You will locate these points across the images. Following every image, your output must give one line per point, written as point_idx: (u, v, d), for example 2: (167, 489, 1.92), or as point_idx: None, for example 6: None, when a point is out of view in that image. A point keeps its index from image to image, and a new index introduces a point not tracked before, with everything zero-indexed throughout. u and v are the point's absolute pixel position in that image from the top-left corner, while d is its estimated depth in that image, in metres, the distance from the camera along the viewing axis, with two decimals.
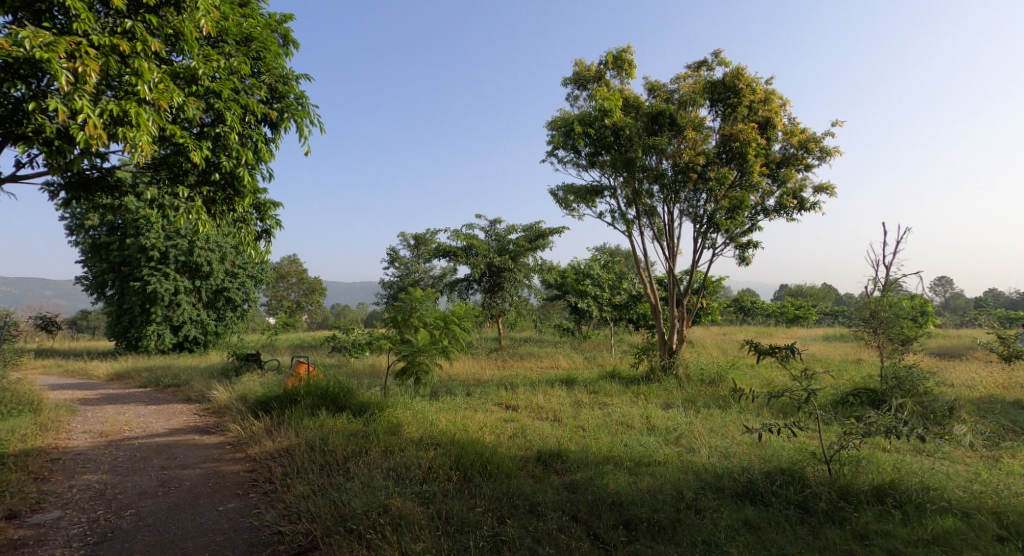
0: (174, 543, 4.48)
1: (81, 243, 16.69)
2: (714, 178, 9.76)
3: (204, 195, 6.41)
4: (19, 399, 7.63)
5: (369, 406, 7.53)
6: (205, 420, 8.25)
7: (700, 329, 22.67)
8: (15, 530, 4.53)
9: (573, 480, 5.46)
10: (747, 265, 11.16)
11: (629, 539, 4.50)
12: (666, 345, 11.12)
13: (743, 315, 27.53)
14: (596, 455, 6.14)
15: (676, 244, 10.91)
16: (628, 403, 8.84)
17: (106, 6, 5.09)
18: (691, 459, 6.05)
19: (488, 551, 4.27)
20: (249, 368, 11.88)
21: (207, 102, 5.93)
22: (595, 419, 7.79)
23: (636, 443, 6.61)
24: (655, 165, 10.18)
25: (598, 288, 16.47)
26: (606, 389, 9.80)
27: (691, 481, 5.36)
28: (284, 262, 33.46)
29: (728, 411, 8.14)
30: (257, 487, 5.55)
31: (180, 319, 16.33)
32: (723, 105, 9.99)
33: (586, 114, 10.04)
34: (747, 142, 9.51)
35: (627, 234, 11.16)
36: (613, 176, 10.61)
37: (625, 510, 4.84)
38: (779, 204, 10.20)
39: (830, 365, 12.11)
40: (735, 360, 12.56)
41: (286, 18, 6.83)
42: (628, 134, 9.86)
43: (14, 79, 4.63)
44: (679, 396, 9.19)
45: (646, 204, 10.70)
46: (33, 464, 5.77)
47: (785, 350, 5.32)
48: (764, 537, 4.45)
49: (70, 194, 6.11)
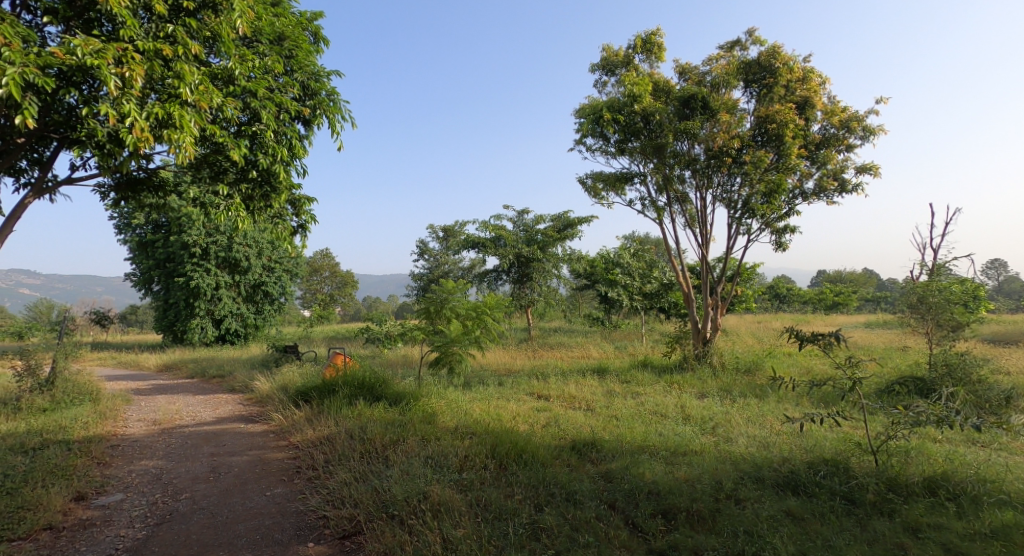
0: (227, 525, 4.69)
1: (129, 242, 17.34)
2: (749, 161, 9.61)
3: (243, 193, 6.62)
4: (80, 389, 8.06)
5: (405, 396, 7.70)
6: (249, 409, 8.57)
7: (735, 317, 22.37)
8: (83, 511, 4.80)
9: (609, 469, 5.51)
10: (784, 251, 10.97)
11: (668, 528, 4.53)
12: (699, 334, 11.04)
13: (779, 303, 27.07)
14: (631, 444, 6.18)
15: (710, 231, 10.80)
16: (662, 392, 8.87)
17: (149, 12, 5.33)
18: (729, 449, 6.04)
19: (528, 537, 4.37)
20: (288, 359, 12.26)
21: (244, 101, 6.13)
22: (628, 409, 7.81)
23: (671, 432, 6.63)
24: (687, 151, 10.07)
25: (628, 277, 16.38)
26: (639, 378, 9.81)
27: (730, 471, 5.35)
28: (317, 256, 34.19)
29: (766, 400, 8.07)
30: (301, 473, 5.77)
31: (222, 313, 16.86)
32: (758, 86, 9.79)
33: (615, 101, 9.97)
34: (785, 123, 9.29)
35: (658, 221, 11.09)
36: (643, 163, 10.52)
37: (664, 500, 4.87)
38: (818, 187, 9.99)
39: (873, 353, 11.84)
40: (772, 348, 12.39)
41: (316, 15, 7.00)
42: (658, 120, 9.81)
43: (67, 86, 4.85)
44: (714, 385, 9.14)
45: (677, 191, 10.59)
46: (96, 449, 6.10)
47: (829, 337, 5.18)
48: (809, 528, 4.44)
49: (119, 194, 6.43)
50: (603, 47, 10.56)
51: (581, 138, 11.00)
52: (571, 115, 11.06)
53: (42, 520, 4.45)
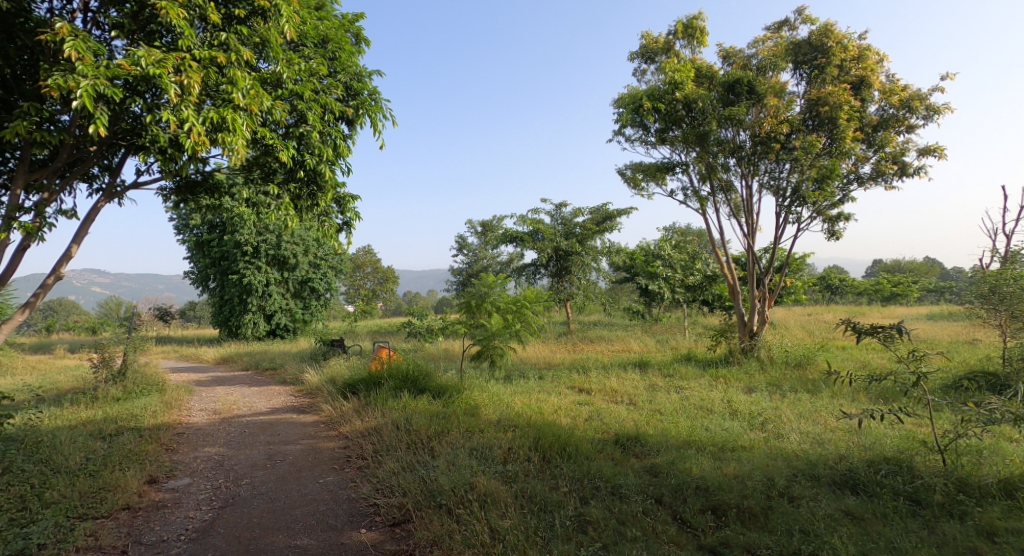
0: (285, 510, 4.94)
1: (186, 242, 18.17)
2: (799, 146, 9.40)
3: (292, 192, 6.89)
4: (147, 380, 8.58)
5: (447, 389, 7.90)
6: (300, 400, 8.93)
7: (783, 310, 21.80)
8: (156, 493, 5.13)
9: (655, 463, 5.54)
10: (837, 239, 10.66)
11: (718, 525, 4.54)
12: (746, 327, 10.89)
13: (831, 294, 26.26)
14: (676, 439, 6.19)
15: (756, 220, 10.59)
16: (707, 386, 8.80)
17: (204, 22, 5.61)
18: (781, 445, 5.98)
19: (575, 530, 4.46)
20: (335, 352, 12.68)
21: (291, 104, 6.39)
22: (672, 403, 7.78)
23: (718, 427, 6.60)
24: (731, 138, 9.92)
25: (670, 270, 16.17)
26: (682, 373, 9.75)
27: (782, 468, 5.31)
28: (359, 252, 34.96)
29: (819, 396, 7.89)
30: (351, 462, 6.01)
31: (272, 308, 17.47)
32: (808, 67, 9.53)
33: (655, 89, 9.89)
34: (838, 105, 9.03)
35: (701, 212, 10.94)
36: (685, 151, 10.39)
37: (712, 496, 4.87)
38: (876, 170, 9.65)
39: (938, 346, 11.36)
40: (824, 341, 12.09)
41: (357, 17, 7.21)
42: (701, 107, 9.67)
43: (133, 95, 5.14)
44: (762, 380, 9.00)
45: (721, 179, 10.42)
46: (164, 436, 6.50)
47: (890, 330, 5.00)
48: (869, 528, 4.38)
49: (179, 196, 6.80)
50: (642, 35, 10.48)
51: (620, 129, 10.98)
52: (609, 104, 11.04)
53: (121, 501, 4.77)
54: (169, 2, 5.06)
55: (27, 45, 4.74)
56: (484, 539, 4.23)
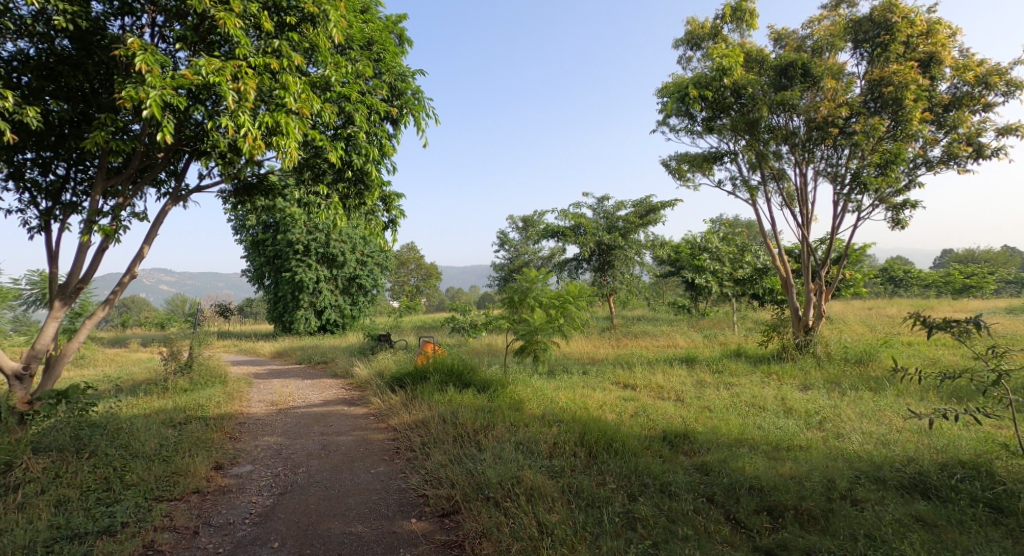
0: (340, 499, 5.16)
1: (243, 241, 19.00)
2: (860, 131, 8.99)
3: (340, 192, 7.16)
4: (211, 372, 9.07)
5: (491, 383, 8.05)
6: (351, 393, 9.24)
7: (841, 304, 21.05)
8: (222, 478, 5.46)
9: (705, 461, 5.53)
10: (903, 228, 10.26)
11: (774, 527, 4.49)
12: (801, 322, 10.57)
13: (894, 287, 25.15)
14: (727, 438, 6.13)
15: (811, 209, 10.30)
16: (758, 383, 8.65)
17: (259, 30, 5.87)
18: (841, 446, 5.85)
19: (624, 526, 4.50)
20: (382, 347, 13.04)
21: (340, 106, 6.62)
22: (722, 400, 7.70)
23: (773, 426, 6.50)
24: (784, 124, 9.67)
25: (717, 263, 15.80)
26: (731, 368, 9.62)
27: (843, 470, 5.20)
28: (403, 249, 35.61)
29: (883, 394, 7.64)
30: (401, 454, 6.21)
31: (322, 304, 18.02)
32: (870, 45, 9.20)
33: (701, 76, 9.74)
34: (905, 84, 8.65)
35: (751, 202, 10.72)
36: (734, 140, 10.21)
37: (768, 497, 4.82)
38: (947, 153, 9.21)
39: (1017, 343, 10.76)
40: (887, 337, 11.65)
41: (401, 18, 7.39)
42: (751, 93, 9.50)
43: (195, 103, 5.44)
44: (819, 377, 8.79)
45: (772, 168, 10.08)
46: (228, 425, 6.88)
47: (966, 324, 4.56)
48: (944, 536, 4.23)
49: (236, 199, 7.17)
50: (688, 21, 10.33)
51: (664, 119, 10.87)
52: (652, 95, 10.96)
53: (192, 485, 5.10)
54: (227, 13, 5.32)
55: (103, 61, 5.09)
56: (532, 533, 4.32)
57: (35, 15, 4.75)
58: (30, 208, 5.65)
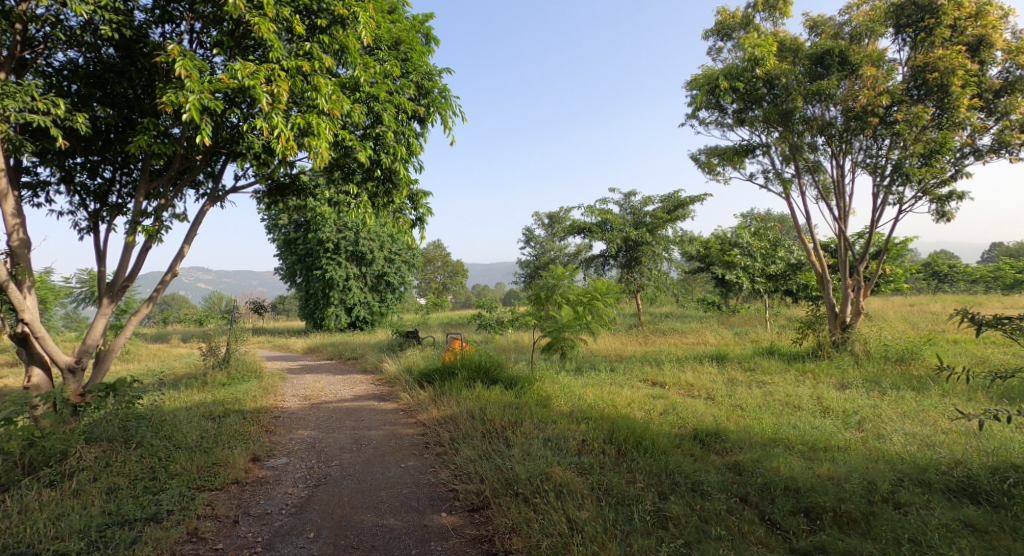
0: (372, 491, 5.28)
1: (276, 240, 19.45)
2: (902, 119, 8.81)
3: (369, 190, 7.31)
4: (247, 366, 9.34)
5: (519, 380, 8.12)
6: (381, 388, 9.40)
7: (880, 301, 20.53)
8: (259, 470, 5.64)
9: (738, 461, 5.49)
10: (949, 221, 9.97)
11: (811, 528, 4.44)
12: (838, 318, 10.41)
13: (939, 283, 24.38)
14: (760, 437, 6.08)
15: (848, 203, 10.09)
16: (793, 381, 8.53)
17: (290, 34, 6.01)
18: (881, 447, 5.75)
19: (654, 525, 4.50)
20: (411, 343, 13.23)
21: (368, 106, 6.74)
22: (754, 398, 7.62)
23: (809, 425, 6.41)
24: (819, 115, 9.45)
25: (749, 258, 15.50)
26: (764, 366, 9.50)
27: (885, 472, 5.11)
28: (430, 247, 35.95)
29: (927, 394, 7.45)
30: (430, 449, 6.32)
31: (352, 301, 18.32)
32: (913, 30, 8.88)
33: (732, 67, 9.65)
34: (951, 70, 8.39)
35: (785, 195, 10.55)
36: (766, 132, 10.05)
37: (804, 498, 4.77)
38: (997, 142, 8.86)
39: None
40: (931, 335, 11.34)
41: (427, 17, 7.46)
42: (784, 83, 9.36)
43: (231, 106, 5.61)
44: (857, 375, 8.62)
45: (808, 160, 9.96)
46: (264, 419, 7.09)
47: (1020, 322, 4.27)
48: (994, 542, 4.12)
49: (270, 199, 7.37)
50: (718, 11, 10.20)
51: (693, 112, 10.78)
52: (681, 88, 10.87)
53: (231, 476, 5.28)
54: (261, 18, 5.45)
55: (145, 67, 5.28)
56: (562, 529, 4.36)
57: (83, 26, 4.98)
58: (80, 210, 5.91)
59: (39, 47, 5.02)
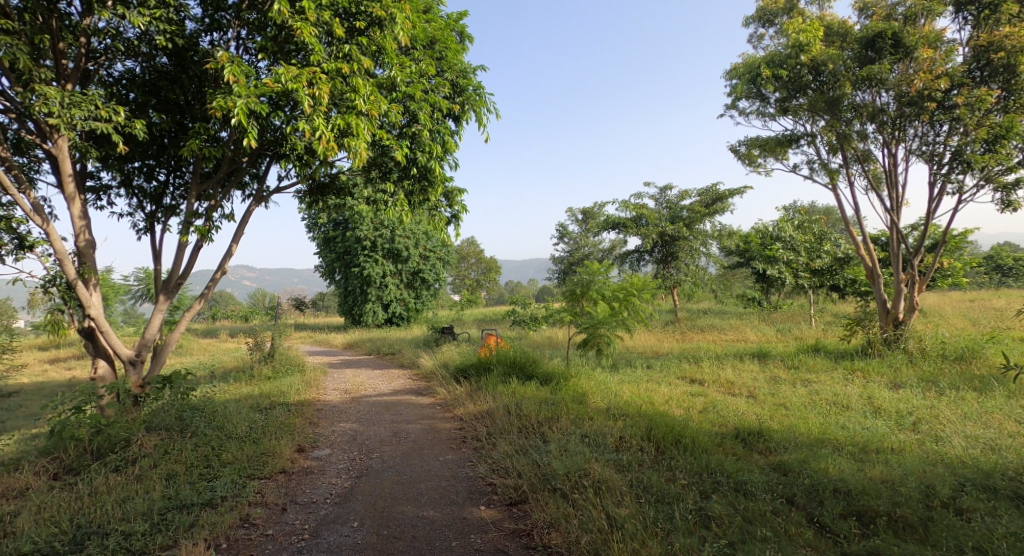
0: (412, 484, 5.41)
1: (315, 238, 19.93)
2: (962, 104, 8.39)
3: (406, 189, 7.44)
4: (290, 361, 9.64)
5: (555, 376, 8.16)
6: (418, 383, 9.57)
7: (936, 297, 19.74)
8: (305, 460, 5.84)
9: (783, 461, 5.41)
10: (1013, 211, 9.56)
11: (864, 533, 4.35)
12: (890, 315, 10.11)
13: (1002, 277, 23.27)
14: (807, 437, 5.98)
15: (901, 193, 9.76)
16: (840, 380, 8.34)
17: (330, 37, 6.15)
18: (940, 450, 5.58)
19: (696, 524, 4.48)
20: (447, 339, 13.42)
21: (405, 105, 6.86)
22: (799, 397, 7.48)
23: (859, 426, 6.27)
24: (869, 101, 9.13)
25: (791, 253, 14.99)
26: (810, 364, 9.29)
27: (945, 476, 4.95)
28: (464, 244, 36.23)
29: (989, 395, 7.17)
30: (467, 443, 6.43)
31: (389, 298, 18.63)
32: (976, 7, 8.43)
33: (775, 54, 9.50)
34: (1019, 49, 7.97)
35: (832, 186, 10.27)
36: (811, 121, 9.81)
37: (855, 501, 4.67)
38: None
39: None
40: (995, 333, 10.87)
41: (461, 15, 7.54)
42: (832, 69, 9.11)
43: (275, 110, 5.79)
44: (912, 374, 8.35)
45: (857, 149, 9.68)
46: (307, 411, 7.32)
47: None
48: None
49: (310, 198, 7.58)
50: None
51: (732, 103, 10.61)
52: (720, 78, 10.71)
53: (278, 465, 5.48)
54: (303, 22, 5.60)
55: (196, 74, 5.53)
56: (602, 526, 4.38)
57: (140, 37, 5.23)
58: (138, 212, 6.20)
59: (100, 59, 5.31)
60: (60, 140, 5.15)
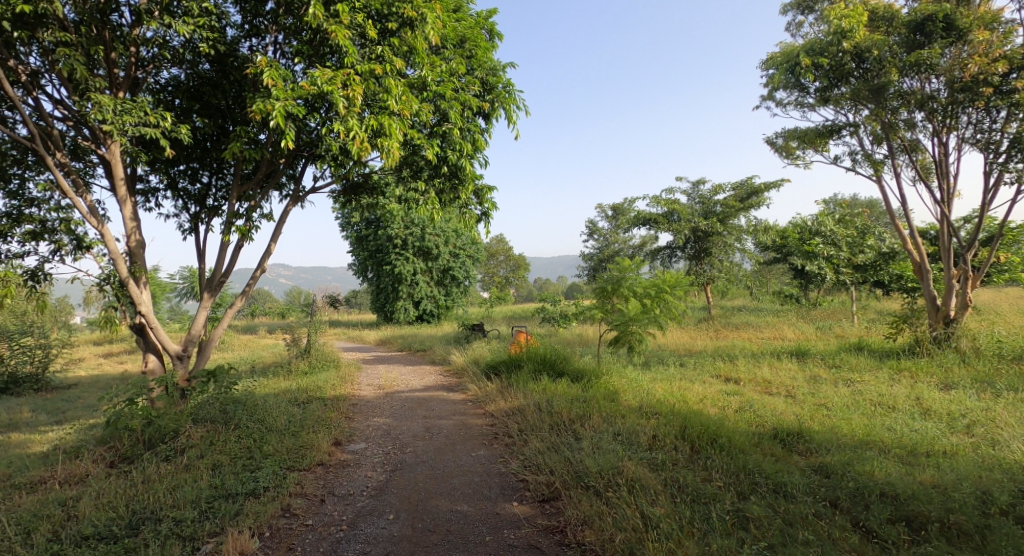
0: (445, 478, 5.50)
1: (348, 236, 20.29)
2: (1019, 89, 8.03)
3: (437, 187, 7.53)
4: (325, 356, 9.86)
5: (585, 373, 8.17)
6: (449, 379, 9.69)
7: (989, 294, 18.98)
8: (341, 453, 5.99)
9: (825, 463, 5.32)
10: None
11: (915, 540, 4.24)
12: (940, 313, 9.80)
13: None
14: (851, 439, 5.86)
15: (954, 183, 9.43)
16: (886, 380, 8.11)
17: (363, 39, 6.28)
18: (997, 454, 5.40)
19: (734, 525, 4.45)
20: (477, 336, 13.52)
21: (435, 104, 6.94)
22: (841, 398, 7.31)
23: (908, 428, 6.11)
24: (918, 88, 8.83)
25: (831, 248, 14.71)
26: (852, 364, 9.06)
27: (1002, 482, 4.79)
28: (494, 241, 36.39)
29: None
30: (499, 439, 6.50)
31: (420, 295, 18.85)
32: None
33: (815, 42, 9.28)
34: None
35: (876, 177, 9.99)
36: (853, 110, 9.54)
37: (904, 506, 4.56)
38: None
39: None
40: None
41: (490, 13, 7.58)
42: (877, 56, 8.87)
43: (311, 112, 5.93)
44: (966, 375, 8.07)
45: (904, 138, 9.39)
46: (343, 406, 7.50)
47: None
48: None
49: (344, 197, 7.75)
50: None
51: (769, 93, 10.39)
52: (756, 68, 10.52)
53: (317, 458, 5.64)
54: (337, 26, 5.72)
55: (237, 79, 5.72)
56: (635, 524, 4.39)
57: (184, 45, 5.44)
58: (183, 212, 6.45)
59: (148, 66, 5.53)
60: (112, 145, 5.41)
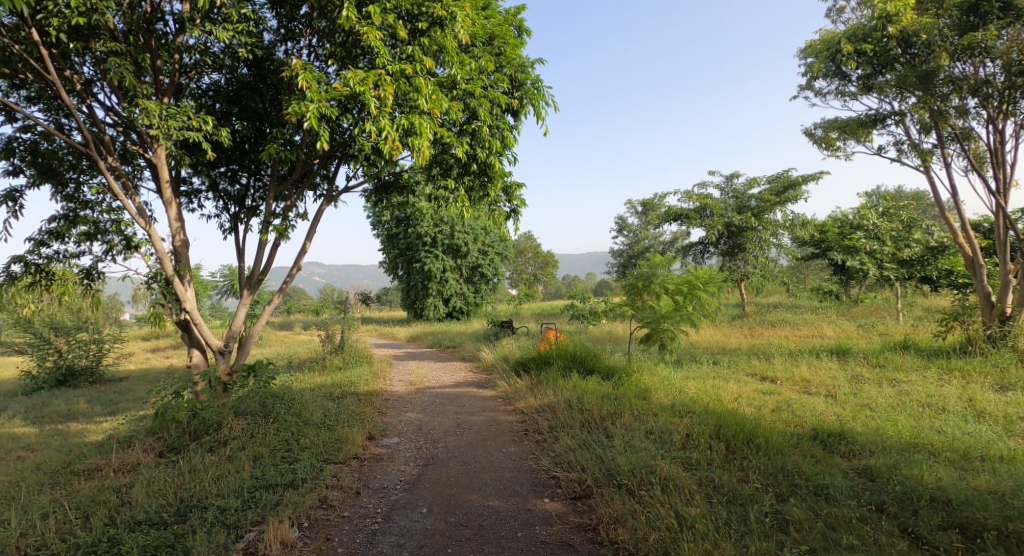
0: (477, 473, 5.55)
1: (380, 234, 20.55)
2: None
3: (466, 185, 7.57)
4: (357, 352, 10.03)
5: (615, 370, 8.13)
6: (479, 376, 9.76)
7: None
8: (375, 447, 6.09)
9: (869, 466, 5.19)
10: None
11: (967, 547, 4.11)
12: (996, 309, 9.46)
13: None
14: (897, 441, 5.70)
15: (1010, 172, 9.05)
16: (934, 380, 7.86)
17: (394, 39, 6.36)
18: None
19: (773, 527, 4.38)
20: (506, 333, 13.56)
21: (465, 103, 6.97)
22: (886, 398, 7.12)
23: (960, 431, 5.92)
24: (971, 73, 8.49)
25: (875, 243, 14.26)
26: (897, 363, 8.81)
27: None
28: (522, 238, 36.40)
29: None
30: (529, 435, 6.53)
31: (449, 292, 18.99)
32: None
33: (858, 28, 9.06)
34: None
35: (923, 168, 9.66)
36: (899, 98, 9.27)
37: (956, 512, 4.42)
38: None
39: None
40: None
41: (519, 9, 7.56)
42: (924, 40, 8.59)
43: (343, 112, 6.02)
44: (1021, 376, 7.76)
45: (956, 126, 9.03)
46: (376, 401, 7.62)
47: None
48: None
49: (376, 196, 7.86)
50: None
51: (808, 83, 10.16)
52: (795, 57, 10.26)
53: (352, 451, 5.75)
54: (369, 27, 5.78)
55: (273, 83, 5.85)
56: (670, 524, 4.36)
57: (224, 50, 5.60)
58: (224, 213, 6.64)
59: (191, 72, 5.70)
60: (158, 149, 5.60)
